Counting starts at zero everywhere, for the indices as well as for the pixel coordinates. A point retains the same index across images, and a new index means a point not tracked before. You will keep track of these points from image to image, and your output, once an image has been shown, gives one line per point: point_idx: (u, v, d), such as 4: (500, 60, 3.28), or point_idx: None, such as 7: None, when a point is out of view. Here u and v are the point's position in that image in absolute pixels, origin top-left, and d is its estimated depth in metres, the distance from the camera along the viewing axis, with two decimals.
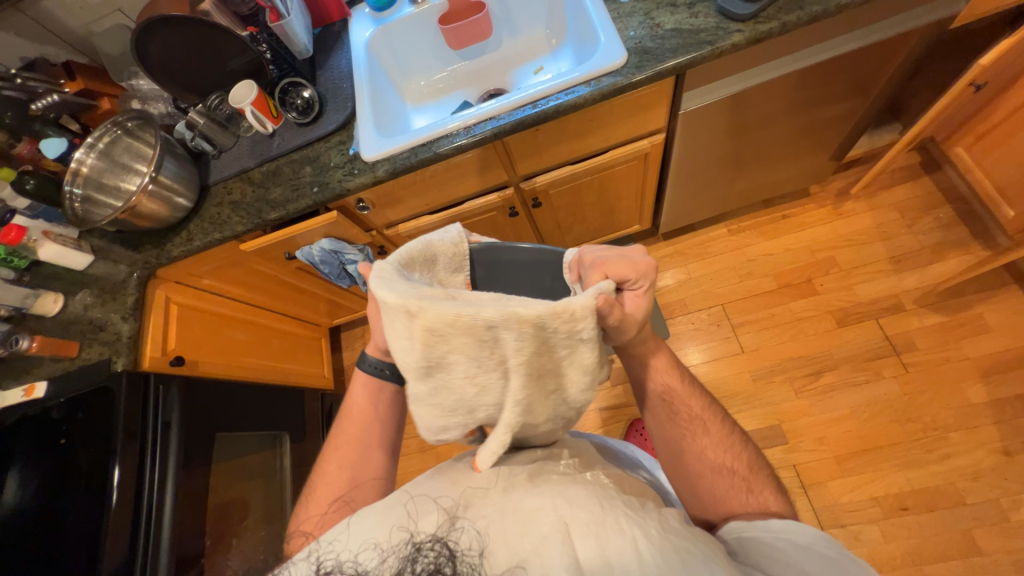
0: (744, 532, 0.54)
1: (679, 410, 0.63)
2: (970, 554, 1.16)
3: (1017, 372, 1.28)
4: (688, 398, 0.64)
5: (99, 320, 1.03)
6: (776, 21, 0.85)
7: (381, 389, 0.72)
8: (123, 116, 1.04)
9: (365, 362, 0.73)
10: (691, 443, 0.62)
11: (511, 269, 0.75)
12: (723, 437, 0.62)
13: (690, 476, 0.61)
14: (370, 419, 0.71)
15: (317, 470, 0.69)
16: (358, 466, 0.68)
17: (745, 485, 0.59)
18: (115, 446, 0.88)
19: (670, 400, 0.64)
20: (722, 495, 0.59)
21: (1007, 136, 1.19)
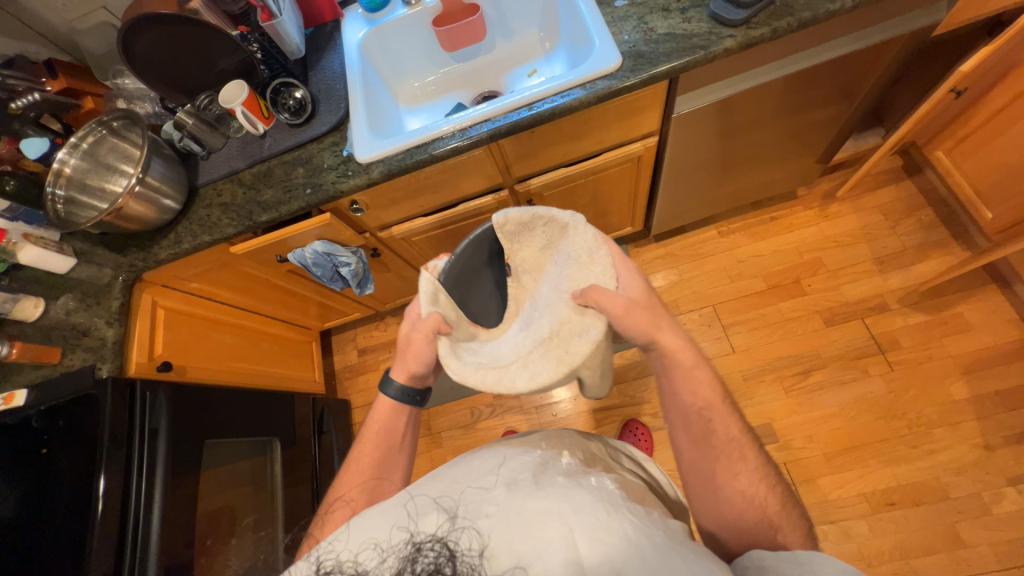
0: (763, 563, 0.51)
1: (716, 430, 0.62)
2: (955, 547, 1.19)
3: (996, 369, 1.32)
4: (727, 419, 0.63)
5: (82, 325, 1.00)
6: (768, 26, 0.86)
7: (405, 413, 0.74)
8: (108, 115, 1.01)
9: (389, 387, 0.72)
10: (724, 467, 0.61)
11: (471, 271, 0.74)
12: (758, 466, 0.61)
13: (716, 499, 0.60)
14: (386, 427, 0.72)
15: (336, 483, 0.70)
16: (379, 480, 0.69)
17: (773, 518, 0.58)
18: (102, 453, 0.85)
19: (708, 418, 0.63)
20: (748, 525, 0.58)
21: (985, 140, 1.24)
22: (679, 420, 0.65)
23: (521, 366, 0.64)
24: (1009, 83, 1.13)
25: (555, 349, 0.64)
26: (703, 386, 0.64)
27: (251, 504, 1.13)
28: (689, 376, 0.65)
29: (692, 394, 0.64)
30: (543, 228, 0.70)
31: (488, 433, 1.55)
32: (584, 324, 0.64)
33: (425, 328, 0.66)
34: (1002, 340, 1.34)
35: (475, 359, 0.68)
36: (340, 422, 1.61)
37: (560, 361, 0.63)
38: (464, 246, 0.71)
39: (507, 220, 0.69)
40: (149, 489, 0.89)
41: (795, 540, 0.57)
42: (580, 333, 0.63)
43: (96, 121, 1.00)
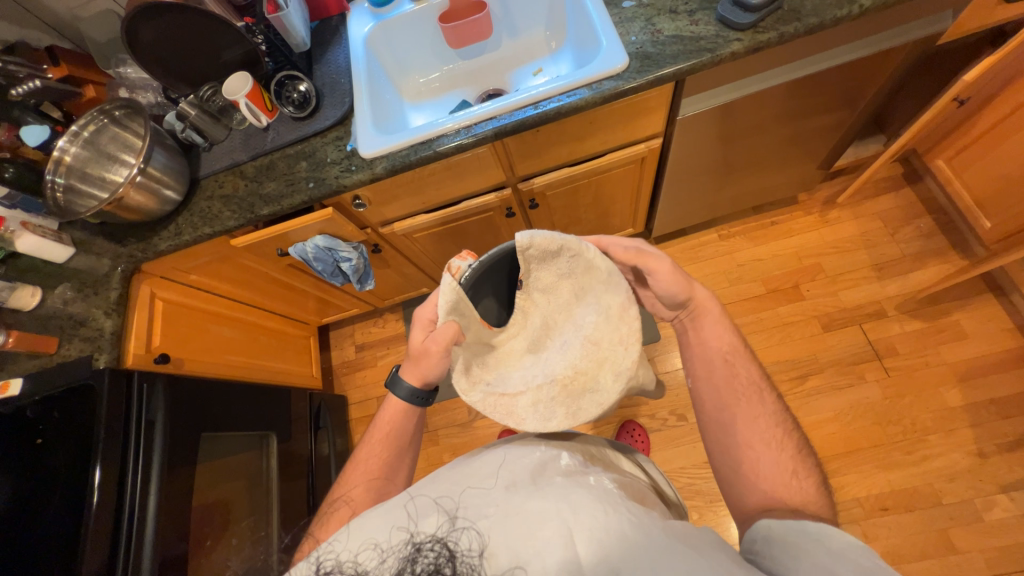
0: (770, 526, 0.54)
1: (738, 375, 0.68)
2: (946, 552, 1.20)
3: (992, 377, 1.33)
4: (747, 368, 0.69)
5: (80, 315, 0.99)
6: (775, 31, 0.87)
7: (413, 412, 0.73)
8: (109, 104, 1.00)
9: (399, 388, 0.71)
10: (744, 409, 0.65)
11: (490, 283, 0.66)
12: (776, 414, 0.65)
13: (735, 440, 0.64)
14: (392, 431, 0.72)
15: (342, 486, 0.69)
16: (384, 480, 0.69)
17: (788, 464, 0.60)
18: (98, 445, 0.85)
19: (731, 364, 0.69)
20: (766, 468, 0.60)
21: (987, 149, 1.24)
22: (704, 367, 0.70)
23: (531, 402, 0.67)
24: (1011, 93, 1.13)
25: (567, 401, 0.68)
26: (726, 337, 0.71)
27: (246, 499, 1.12)
28: (715, 325, 0.72)
29: (718, 342, 0.71)
30: (570, 254, 0.62)
31: (485, 431, 1.55)
32: (599, 384, 0.68)
33: (441, 338, 0.62)
34: (997, 349, 1.35)
35: (485, 382, 0.67)
36: (338, 418, 1.61)
37: (570, 413, 0.68)
38: (492, 255, 0.63)
39: (530, 241, 0.60)
40: (145, 481, 0.88)
41: (811, 491, 0.58)
42: (594, 392, 0.68)
43: (98, 110, 0.99)
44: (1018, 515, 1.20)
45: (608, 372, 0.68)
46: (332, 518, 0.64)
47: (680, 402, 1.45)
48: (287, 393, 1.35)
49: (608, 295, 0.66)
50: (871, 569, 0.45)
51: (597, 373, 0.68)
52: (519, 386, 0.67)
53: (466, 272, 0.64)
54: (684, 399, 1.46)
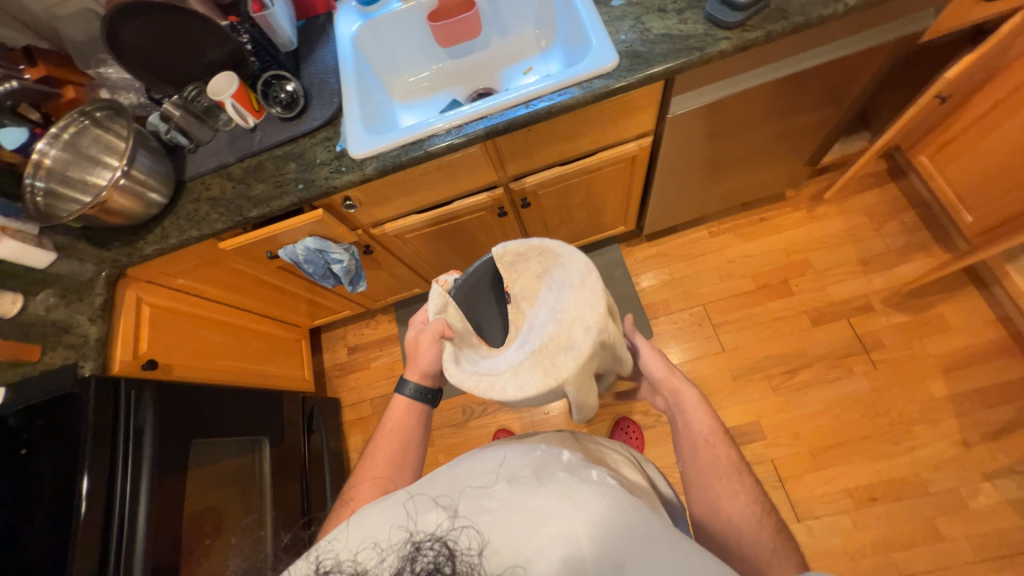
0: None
1: (718, 456, 0.68)
2: (933, 540, 1.23)
3: (975, 367, 1.36)
4: (728, 449, 0.68)
5: (63, 321, 0.97)
6: (762, 29, 0.87)
7: (420, 412, 0.76)
8: (91, 106, 0.98)
9: (405, 387, 0.75)
10: (726, 490, 0.64)
11: (480, 296, 0.74)
12: (756, 496, 0.64)
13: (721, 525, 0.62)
14: (402, 435, 0.73)
15: (348, 489, 0.67)
16: (391, 480, 0.67)
17: (772, 547, 0.58)
18: (85, 454, 0.83)
19: (712, 447, 0.69)
20: (750, 545, 0.59)
21: (968, 145, 1.27)
22: (688, 450, 0.70)
23: (511, 373, 0.62)
24: (991, 90, 1.16)
25: (544, 360, 0.61)
26: (708, 420, 0.71)
27: (238, 505, 1.10)
28: (697, 408, 0.72)
29: (699, 424, 0.71)
30: (539, 258, 0.69)
31: (480, 431, 1.55)
32: (572, 340, 0.61)
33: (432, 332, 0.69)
34: (980, 340, 1.38)
35: (474, 366, 0.66)
36: (331, 421, 1.60)
37: (547, 374, 0.60)
38: (473, 268, 0.73)
39: (503, 254, 0.69)
40: (134, 490, 0.87)
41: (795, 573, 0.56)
42: (569, 349, 0.61)
43: (78, 111, 0.97)
44: (1000, 501, 1.23)
45: (579, 328, 0.61)
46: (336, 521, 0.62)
47: None
48: (279, 397, 1.33)
49: (568, 264, 0.66)
50: None
51: (568, 328, 0.61)
52: (502, 364, 0.65)
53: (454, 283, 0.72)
54: None
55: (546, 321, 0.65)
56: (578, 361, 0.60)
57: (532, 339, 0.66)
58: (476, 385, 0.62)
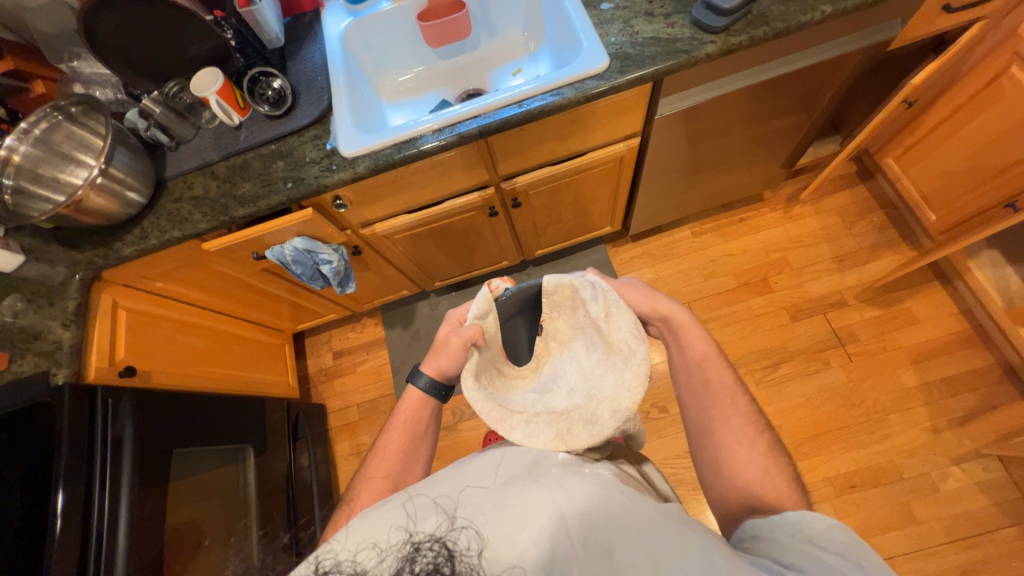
0: (756, 529, 0.55)
1: (710, 380, 0.70)
2: (908, 523, 1.29)
3: (941, 358, 1.44)
4: (721, 370, 0.71)
5: (32, 327, 0.92)
6: (746, 34, 0.91)
7: (432, 407, 0.76)
8: (65, 101, 0.94)
9: (419, 379, 0.75)
10: (719, 413, 0.68)
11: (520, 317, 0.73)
12: (748, 413, 0.68)
13: (715, 447, 0.66)
14: (412, 431, 0.74)
15: (361, 479, 0.71)
16: (401, 473, 0.70)
17: (764, 464, 0.63)
18: (60, 467, 0.79)
19: (705, 370, 0.71)
20: (742, 467, 0.63)
21: (931, 148, 1.35)
22: (681, 373, 0.73)
23: (525, 418, 0.63)
24: (952, 96, 1.23)
25: (561, 424, 0.63)
26: (699, 343, 0.73)
27: (220, 517, 1.05)
28: (688, 334, 0.73)
29: (691, 348, 0.73)
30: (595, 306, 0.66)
31: (470, 433, 1.54)
32: (595, 419, 0.63)
33: (465, 335, 0.69)
34: (946, 332, 1.46)
35: (488, 388, 0.66)
36: (317, 428, 1.55)
37: (558, 441, 0.62)
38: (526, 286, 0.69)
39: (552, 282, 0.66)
40: (113, 504, 0.82)
41: (785, 486, 0.61)
42: (591, 424, 0.62)
43: (51, 106, 0.93)
44: (968, 484, 1.30)
45: (608, 408, 0.63)
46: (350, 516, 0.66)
47: (661, 395, 1.48)
48: (262, 404, 1.29)
49: (618, 339, 0.65)
50: (845, 544, 0.49)
51: (594, 404, 0.64)
52: (518, 404, 0.66)
53: (503, 291, 0.71)
54: (664, 392, 1.50)
55: (574, 384, 0.67)
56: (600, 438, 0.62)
57: (550, 391, 0.68)
58: (488, 418, 0.62)
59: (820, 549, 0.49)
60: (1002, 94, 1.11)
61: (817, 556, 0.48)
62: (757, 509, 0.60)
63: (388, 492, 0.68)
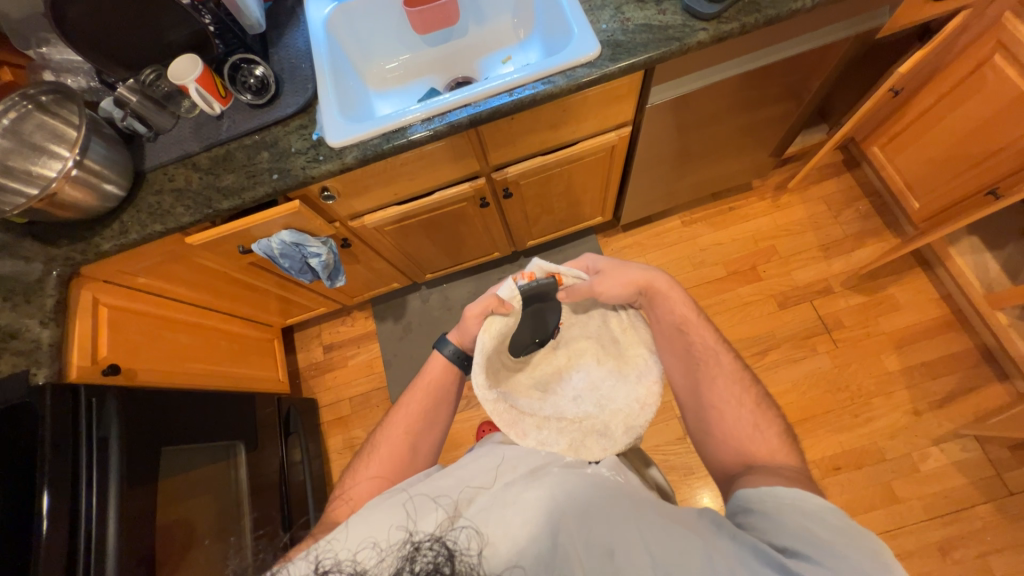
0: (748, 497, 0.56)
1: (694, 343, 0.73)
2: (890, 502, 1.33)
3: (922, 342, 1.48)
4: (703, 332, 0.74)
5: (7, 326, 0.88)
6: (737, 22, 0.90)
7: (453, 375, 0.78)
8: (34, 88, 0.90)
9: (444, 348, 0.77)
10: (705, 375, 0.70)
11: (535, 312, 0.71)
12: (734, 373, 0.70)
13: (706, 408, 0.68)
14: (435, 393, 0.76)
15: (379, 438, 0.73)
16: (419, 436, 0.73)
17: (752, 419, 0.65)
18: (42, 468, 0.77)
19: (686, 333, 0.74)
20: (732, 425, 0.65)
21: (915, 136, 1.36)
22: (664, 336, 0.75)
23: (536, 424, 0.66)
24: (936, 85, 1.25)
25: (572, 433, 0.66)
26: (678, 305, 0.75)
27: (211, 516, 1.04)
28: (666, 299, 0.75)
29: (670, 313, 0.75)
30: (617, 323, 0.75)
31: (464, 425, 1.54)
32: (607, 432, 0.68)
33: (477, 309, 0.70)
34: (927, 317, 1.50)
35: (501, 391, 0.68)
36: (308, 422, 1.54)
37: (569, 447, 0.64)
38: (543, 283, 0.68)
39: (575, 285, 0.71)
40: (100, 505, 0.80)
41: (775, 442, 0.63)
42: (602, 437, 0.68)
43: (20, 94, 0.88)
44: (947, 464, 1.35)
45: (620, 423, 0.69)
46: (372, 471, 0.69)
47: None
48: (252, 399, 1.27)
49: (634, 359, 0.73)
50: (841, 527, 0.49)
51: (606, 417, 0.70)
52: (529, 407, 0.68)
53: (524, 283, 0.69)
54: None
55: (585, 398, 0.72)
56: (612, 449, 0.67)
57: (558, 397, 0.72)
58: (498, 419, 0.64)
59: (813, 524, 0.50)
60: (985, 83, 1.13)
61: (812, 535, 0.49)
62: (750, 463, 0.62)
63: (406, 453, 0.71)
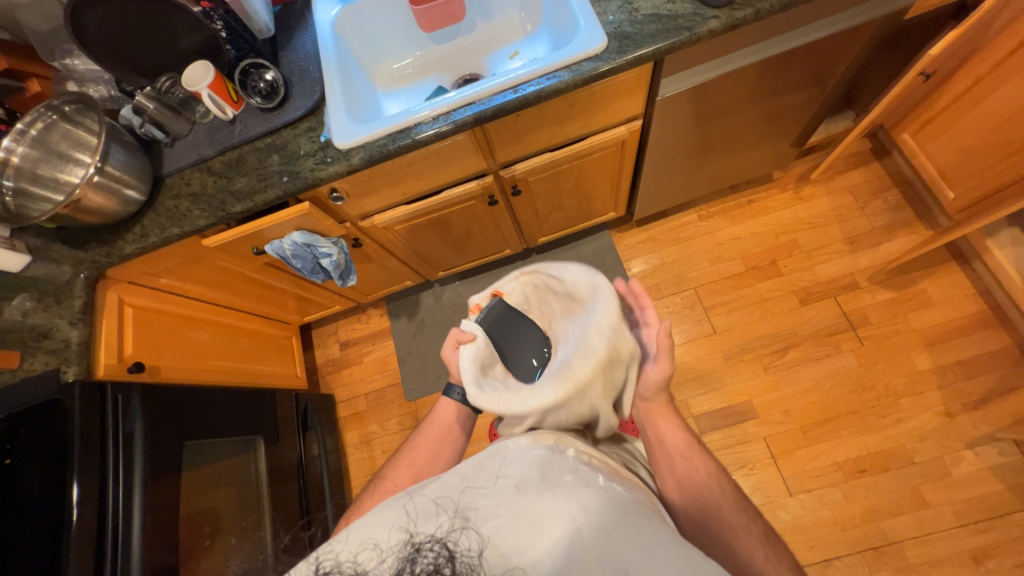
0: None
1: (696, 468, 0.71)
2: (919, 507, 1.27)
3: (957, 340, 1.40)
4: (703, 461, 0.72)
5: (42, 326, 0.94)
6: (751, 8, 0.87)
7: (465, 413, 0.82)
8: (58, 100, 0.94)
9: (454, 391, 0.83)
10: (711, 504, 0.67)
11: (513, 326, 0.77)
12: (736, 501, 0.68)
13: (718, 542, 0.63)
14: (445, 431, 0.80)
15: (390, 468, 0.77)
16: (425, 466, 0.75)
17: (764, 554, 0.62)
18: (73, 462, 0.81)
19: (688, 458, 0.72)
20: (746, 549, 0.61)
21: (951, 121, 1.28)
22: (663, 464, 0.72)
23: (527, 391, 0.64)
24: (972, 66, 1.17)
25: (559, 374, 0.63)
26: (680, 433, 0.75)
27: (233, 506, 1.08)
28: (668, 424, 0.76)
29: (674, 438, 0.75)
30: (558, 285, 0.74)
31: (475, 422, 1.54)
32: (585, 350, 0.64)
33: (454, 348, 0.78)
34: (961, 314, 1.42)
35: (494, 384, 0.69)
36: (326, 418, 1.58)
37: (560, 391, 0.61)
38: (491, 305, 0.77)
39: (511, 291, 0.78)
40: (127, 497, 0.85)
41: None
42: (584, 356, 0.63)
43: (45, 106, 0.93)
44: (982, 468, 1.28)
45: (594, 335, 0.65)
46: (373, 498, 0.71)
47: None
48: (271, 395, 1.31)
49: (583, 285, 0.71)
50: None
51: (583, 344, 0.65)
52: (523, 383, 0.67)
53: (483, 313, 0.77)
54: (669, 379, 1.49)
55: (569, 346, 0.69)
56: (592, 364, 0.62)
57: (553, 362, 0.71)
58: (481, 401, 0.65)
59: None
60: None
61: None
62: None
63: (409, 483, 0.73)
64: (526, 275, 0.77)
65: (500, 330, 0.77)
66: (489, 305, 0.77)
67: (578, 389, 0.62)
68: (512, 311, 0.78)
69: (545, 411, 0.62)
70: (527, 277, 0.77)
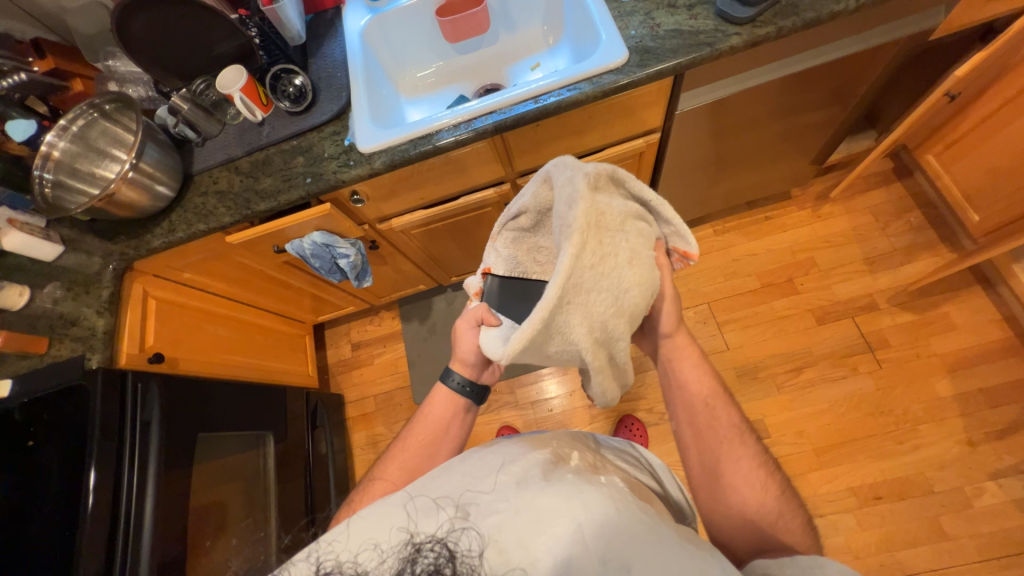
0: (767, 570, 0.53)
1: (718, 418, 0.70)
2: (938, 539, 1.23)
3: (981, 366, 1.36)
4: (727, 410, 0.71)
5: (70, 314, 0.97)
6: (773, 25, 0.87)
7: (458, 406, 0.81)
8: (100, 98, 0.99)
9: (450, 379, 0.81)
10: (727, 454, 0.67)
11: (522, 297, 0.67)
12: (756, 454, 0.67)
13: (723, 488, 0.65)
14: (439, 428, 0.78)
15: (378, 473, 0.74)
16: (417, 469, 0.73)
17: (776, 508, 0.62)
18: (92, 448, 0.83)
19: (712, 408, 0.71)
20: (751, 504, 0.63)
21: (976, 143, 1.26)
22: (684, 406, 0.72)
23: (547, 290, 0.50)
24: (999, 89, 1.16)
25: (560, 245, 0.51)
26: (704, 377, 0.73)
27: (240, 500, 1.09)
28: (693, 367, 0.74)
29: (698, 384, 0.72)
30: (527, 215, 0.63)
31: (482, 429, 1.53)
32: (569, 204, 0.52)
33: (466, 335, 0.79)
34: (986, 339, 1.38)
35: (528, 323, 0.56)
36: (335, 417, 1.59)
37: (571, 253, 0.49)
38: (488, 285, 0.69)
39: (498, 262, 0.68)
40: (141, 484, 0.86)
41: (796, 531, 0.61)
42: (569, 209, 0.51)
43: (87, 104, 0.97)
44: (1005, 501, 1.23)
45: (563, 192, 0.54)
46: (364, 502, 0.69)
47: None
48: (283, 392, 1.33)
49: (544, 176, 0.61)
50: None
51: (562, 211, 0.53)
52: None
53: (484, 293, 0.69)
54: None
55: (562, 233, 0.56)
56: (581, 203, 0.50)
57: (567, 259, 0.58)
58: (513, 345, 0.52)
59: None
60: None
61: None
62: (771, 551, 0.60)
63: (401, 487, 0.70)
64: (502, 232, 0.67)
65: (509, 304, 0.67)
66: (487, 285, 0.69)
67: (587, 233, 0.49)
68: (513, 278, 0.68)
69: (576, 282, 0.49)
70: (503, 233, 0.67)
